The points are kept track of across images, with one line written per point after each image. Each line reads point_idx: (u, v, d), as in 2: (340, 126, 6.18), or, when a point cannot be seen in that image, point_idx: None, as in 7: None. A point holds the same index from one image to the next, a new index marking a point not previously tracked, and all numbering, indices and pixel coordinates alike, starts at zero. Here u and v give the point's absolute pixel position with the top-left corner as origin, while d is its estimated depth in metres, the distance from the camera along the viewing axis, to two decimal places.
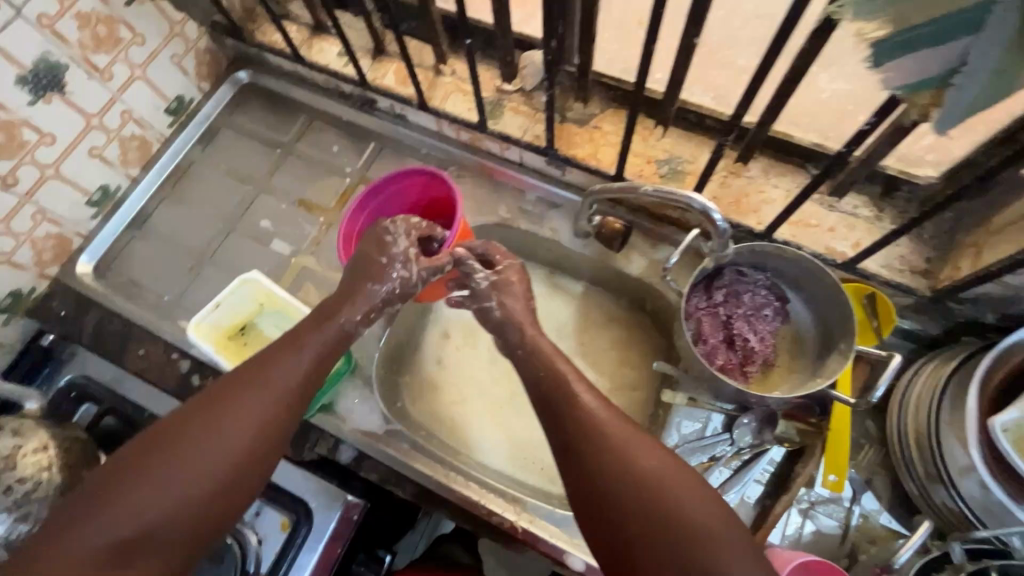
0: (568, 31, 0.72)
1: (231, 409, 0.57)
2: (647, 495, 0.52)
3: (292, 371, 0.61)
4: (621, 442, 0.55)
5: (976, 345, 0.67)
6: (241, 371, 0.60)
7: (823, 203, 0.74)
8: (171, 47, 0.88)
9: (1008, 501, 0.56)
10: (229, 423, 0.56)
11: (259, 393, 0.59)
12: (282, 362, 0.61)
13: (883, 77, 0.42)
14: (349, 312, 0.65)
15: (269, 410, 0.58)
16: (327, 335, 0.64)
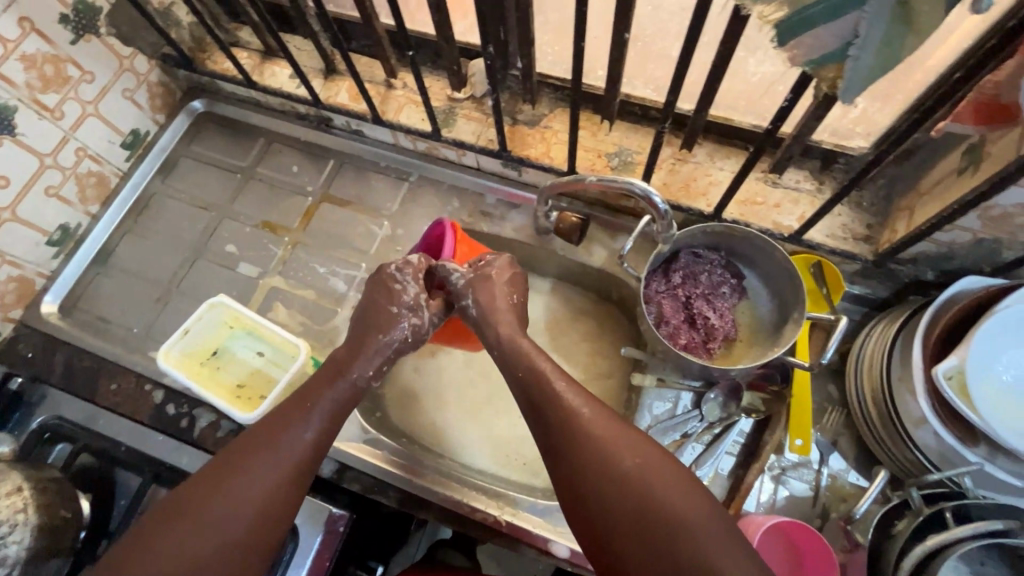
0: (508, 36, 0.75)
1: (242, 468, 0.57)
2: (644, 499, 0.52)
3: (301, 428, 0.61)
4: (618, 448, 0.55)
5: (921, 302, 0.70)
6: (254, 431, 0.61)
7: (767, 181, 0.77)
8: (122, 82, 0.89)
9: (958, 445, 0.59)
10: (238, 483, 0.56)
11: (270, 450, 0.59)
12: (292, 419, 0.61)
13: (790, 55, 0.45)
14: (363, 365, 0.67)
15: (280, 467, 0.58)
16: (336, 389, 0.65)
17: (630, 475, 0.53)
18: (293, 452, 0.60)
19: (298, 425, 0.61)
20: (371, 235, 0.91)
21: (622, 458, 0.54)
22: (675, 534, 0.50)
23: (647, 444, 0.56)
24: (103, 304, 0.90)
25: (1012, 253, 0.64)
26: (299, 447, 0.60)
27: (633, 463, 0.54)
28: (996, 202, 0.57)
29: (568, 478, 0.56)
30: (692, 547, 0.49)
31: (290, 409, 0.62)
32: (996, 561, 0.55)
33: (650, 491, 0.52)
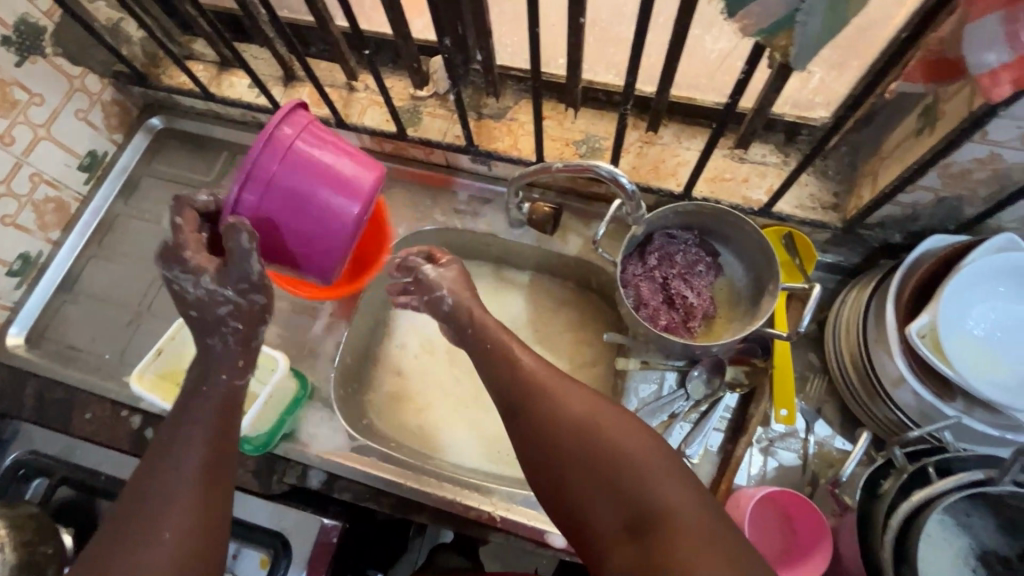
0: (466, 30, 0.74)
1: (155, 501, 0.50)
2: (605, 461, 0.53)
3: (200, 444, 0.53)
4: (573, 415, 0.56)
5: (890, 265, 0.71)
6: (149, 461, 0.53)
7: (734, 157, 0.78)
8: (74, 103, 0.86)
9: (936, 401, 0.61)
10: (159, 517, 0.50)
11: (173, 474, 0.51)
12: (189, 437, 0.53)
13: (743, 25, 0.45)
14: (230, 371, 0.57)
15: (191, 487, 0.51)
16: (211, 399, 0.56)
17: (586, 438, 0.54)
18: (199, 469, 0.52)
19: (194, 441, 0.53)
20: None
21: (577, 425, 0.55)
22: (637, 488, 0.51)
23: (600, 405, 0.56)
24: (72, 332, 0.87)
25: (974, 209, 0.65)
26: (203, 463, 0.53)
27: (590, 428, 0.54)
28: (955, 159, 0.58)
29: (531, 455, 0.57)
30: (654, 499, 0.50)
31: (179, 427, 0.54)
32: (980, 510, 0.56)
33: (609, 451, 0.53)
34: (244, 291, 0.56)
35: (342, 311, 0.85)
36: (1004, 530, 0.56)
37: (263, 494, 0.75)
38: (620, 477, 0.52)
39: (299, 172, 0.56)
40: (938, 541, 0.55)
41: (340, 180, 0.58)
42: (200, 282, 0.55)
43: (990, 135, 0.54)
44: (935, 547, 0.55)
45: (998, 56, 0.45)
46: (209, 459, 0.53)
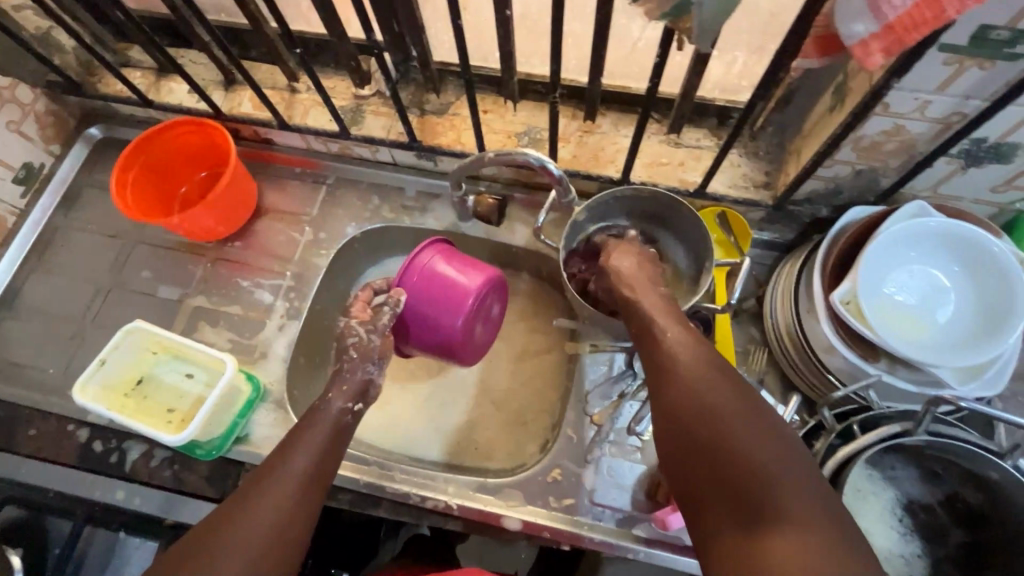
0: (400, 26, 0.75)
1: (263, 486, 0.54)
2: (719, 435, 0.49)
3: (312, 449, 0.59)
4: (701, 388, 0.53)
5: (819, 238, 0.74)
6: (269, 455, 0.58)
7: (669, 142, 0.80)
8: (5, 114, 0.84)
9: (862, 363, 0.64)
10: (258, 498, 0.53)
11: (284, 467, 0.56)
12: (305, 440, 0.59)
13: (646, 8, 0.47)
14: (338, 395, 0.63)
15: (297, 483, 0.56)
16: (323, 422, 0.61)
17: (706, 417, 0.51)
18: (308, 466, 0.57)
19: (309, 443, 0.59)
20: (293, 242, 0.89)
21: (704, 398, 0.52)
22: (747, 477, 0.46)
23: (730, 389, 0.52)
24: (13, 349, 0.85)
25: (889, 179, 0.68)
26: (312, 464, 0.58)
27: (714, 406, 0.51)
28: (864, 132, 0.61)
29: (661, 425, 0.54)
30: (766, 490, 0.45)
31: (301, 433, 0.60)
32: (905, 463, 0.58)
33: (725, 427, 0.50)
34: (371, 330, 0.66)
35: (293, 312, 0.85)
36: (928, 478, 0.58)
37: (219, 498, 0.75)
38: (733, 456, 0.48)
39: (435, 289, 0.69)
40: (868, 494, 0.59)
41: (460, 295, 0.69)
42: (348, 321, 0.66)
43: (891, 107, 0.57)
44: (865, 499, 0.58)
45: (866, 25, 0.41)
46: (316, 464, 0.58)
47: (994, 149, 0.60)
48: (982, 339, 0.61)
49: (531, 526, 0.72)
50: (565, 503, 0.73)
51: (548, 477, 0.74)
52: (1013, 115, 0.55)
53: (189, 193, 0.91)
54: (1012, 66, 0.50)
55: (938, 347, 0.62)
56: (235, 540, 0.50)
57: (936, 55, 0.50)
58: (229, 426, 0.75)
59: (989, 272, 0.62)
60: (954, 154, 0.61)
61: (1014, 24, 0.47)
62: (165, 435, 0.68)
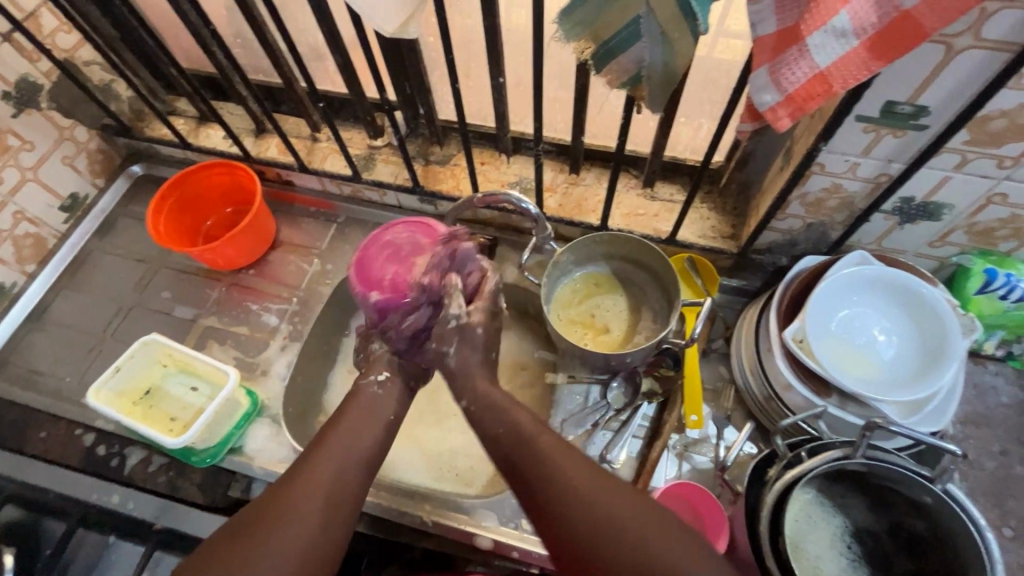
0: (412, 86, 0.87)
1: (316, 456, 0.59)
2: (585, 505, 0.52)
3: (341, 443, 0.61)
4: (583, 493, 0.53)
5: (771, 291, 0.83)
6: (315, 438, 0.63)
7: (645, 195, 0.89)
8: (62, 150, 0.95)
9: (812, 396, 0.69)
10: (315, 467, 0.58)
11: (337, 439, 0.61)
12: (332, 436, 0.62)
13: (608, 79, 0.56)
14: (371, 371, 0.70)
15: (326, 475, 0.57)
16: (361, 404, 0.67)
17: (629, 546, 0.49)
18: (356, 441, 0.62)
19: (352, 422, 0.64)
20: (301, 272, 0.97)
21: (604, 508, 0.51)
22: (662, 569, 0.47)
23: (624, 493, 0.52)
24: (36, 358, 0.92)
25: (837, 232, 0.76)
26: (359, 439, 0.62)
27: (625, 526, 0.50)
28: (807, 189, 0.69)
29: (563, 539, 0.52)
30: None
31: (341, 416, 0.65)
32: (852, 493, 0.63)
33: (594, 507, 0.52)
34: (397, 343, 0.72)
35: (295, 335, 0.92)
36: (874, 507, 0.62)
37: (210, 505, 0.79)
38: (650, 569, 0.47)
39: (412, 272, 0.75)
40: (819, 521, 0.62)
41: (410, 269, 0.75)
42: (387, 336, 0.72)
43: (825, 167, 0.66)
44: (814, 525, 0.62)
45: (773, 95, 0.47)
46: (345, 454, 0.60)
47: (922, 208, 0.68)
48: (923, 376, 0.66)
49: (502, 545, 0.75)
50: None
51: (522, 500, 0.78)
52: (931, 176, 0.63)
53: (213, 228, 1.01)
54: (920, 134, 0.59)
55: (884, 383, 0.67)
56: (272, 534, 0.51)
57: (854, 124, 0.59)
58: (224, 436, 0.80)
59: (926, 316, 0.68)
60: (888, 211, 0.70)
61: (913, 100, 0.56)
62: (166, 439, 0.73)
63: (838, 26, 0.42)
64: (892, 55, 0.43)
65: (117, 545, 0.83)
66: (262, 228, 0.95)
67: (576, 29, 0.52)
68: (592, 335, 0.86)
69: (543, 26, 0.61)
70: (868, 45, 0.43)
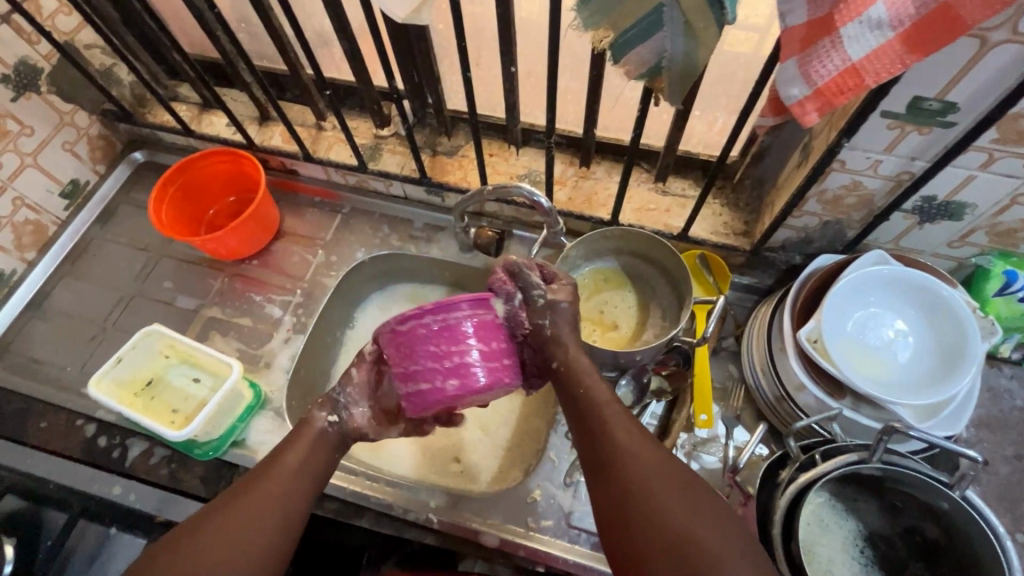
0: (420, 74, 0.85)
1: (249, 490, 0.57)
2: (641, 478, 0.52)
3: (294, 456, 0.61)
4: (641, 465, 0.53)
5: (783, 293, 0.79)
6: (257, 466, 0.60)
7: (657, 190, 0.87)
8: (62, 135, 0.94)
9: (827, 398, 0.68)
10: (243, 504, 0.55)
11: (274, 470, 0.59)
12: (288, 446, 0.61)
13: (626, 69, 0.54)
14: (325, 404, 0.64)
15: (278, 488, 0.57)
16: (306, 437, 0.62)
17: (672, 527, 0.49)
18: (295, 474, 0.59)
19: (292, 454, 0.61)
20: (305, 263, 0.96)
21: (642, 478, 0.52)
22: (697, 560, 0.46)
23: (675, 479, 0.52)
24: (36, 346, 0.91)
25: (854, 231, 0.74)
26: (299, 473, 0.60)
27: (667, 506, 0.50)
28: (826, 186, 0.68)
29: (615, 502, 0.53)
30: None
31: (283, 447, 0.62)
32: (866, 497, 0.62)
33: (647, 482, 0.52)
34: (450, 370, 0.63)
35: (299, 327, 0.90)
36: (887, 512, 0.61)
37: (211, 498, 0.78)
38: (685, 553, 0.47)
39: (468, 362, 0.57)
40: (831, 524, 0.61)
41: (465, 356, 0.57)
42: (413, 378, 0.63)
43: (846, 163, 0.64)
44: (826, 528, 0.61)
45: (802, 88, 0.46)
46: (299, 470, 0.60)
47: (944, 207, 0.66)
48: (940, 379, 0.65)
49: (508, 543, 0.74)
50: (542, 524, 0.75)
51: (527, 498, 0.77)
52: (955, 175, 0.62)
53: (215, 217, 0.99)
54: (948, 131, 0.57)
55: (900, 387, 0.66)
56: (217, 537, 0.53)
57: (879, 120, 0.58)
58: (227, 429, 0.79)
59: (945, 318, 0.67)
60: (909, 210, 0.68)
61: (943, 96, 0.54)
62: (169, 431, 0.72)
63: (874, 16, 0.40)
64: (928, 49, 0.41)
65: (117, 538, 0.82)
66: (264, 217, 0.93)
67: (595, 17, 0.50)
68: (601, 331, 0.85)
69: (560, 14, 0.59)
70: (903, 38, 0.41)
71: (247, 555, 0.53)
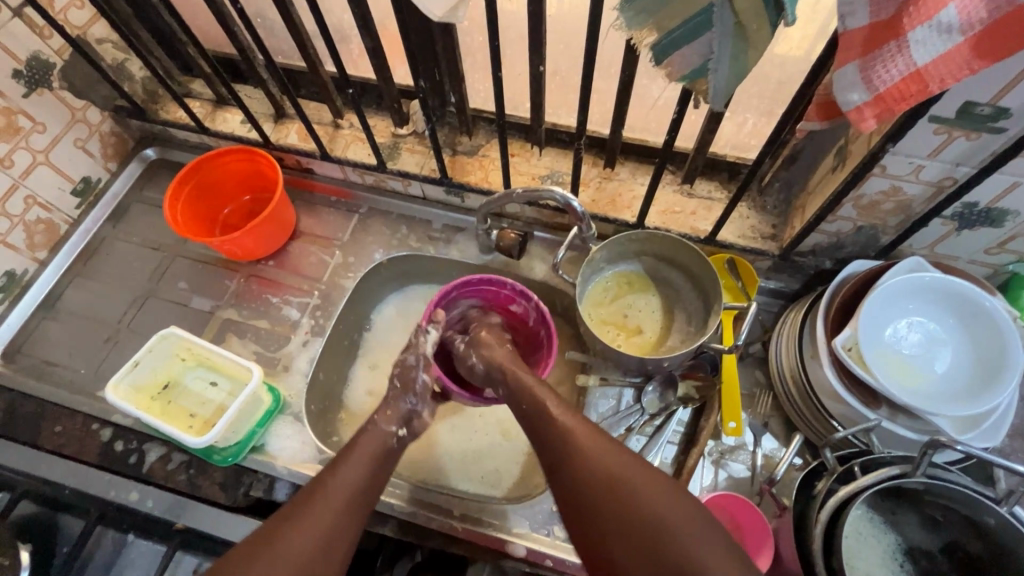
0: (442, 72, 0.83)
1: (314, 501, 0.59)
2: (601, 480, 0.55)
3: (358, 469, 0.63)
4: (604, 468, 0.55)
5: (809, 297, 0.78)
6: (316, 478, 0.62)
7: (682, 192, 0.86)
8: (74, 132, 0.91)
9: (862, 408, 0.66)
10: (312, 514, 0.58)
11: (337, 481, 0.61)
12: (351, 460, 0.64)
13: (668, 71, 0.52)
14: (384, 419, 0.69)
15: (343, 502, 0.60)
16: (371, 447, 0.66)
17: (640, 517, 0.52)
18: (357, 486, 0.62)
19: (354, 465, 0.64)
20: (322, 264, 0.94)
21: (607, 477, 0.55)
22: (674, 554, 0.49)
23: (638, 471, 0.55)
24: (50, 348, 0.89)
25: (889, 237, 0.73)
26: (360, 484, 0.62)
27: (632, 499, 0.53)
28: (864, 191, 0.66)
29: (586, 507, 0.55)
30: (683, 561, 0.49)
31: (345, 456, 0.65)
32: (905, 509, 0.61)
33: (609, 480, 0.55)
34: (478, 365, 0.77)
35: (318, 330, 0.89)
36: (928, 525, 0.60)
37: (230, 505, 0.77)
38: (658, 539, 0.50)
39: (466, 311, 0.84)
40: (869, 537, 0.61)
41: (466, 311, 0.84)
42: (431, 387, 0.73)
43: (887, 169, 0.62)
44: (865, 543, 0.60)
45: (861, 94, 0.44)
46: (363, 485, 0.62)
47: (985, 214, 0.65)
48: (980, 390, 0.64)
49: (536, 553, 0.73)
50: (569, 533, 0.74)
51: (553, 506, 0.76)
52: (1000, 182, 0.60)
53: (230, 216, 0.97)
54: (997, 138, 0.55)
55: (938, 396, 0.65)
56: (287, 543, 0.55)
57: (927, 125, 0.56)
58: (247, 434, 0.78)
59: (984, 326, 0.65)
60: (948, 216, 0.66)
61: (995, 101, 0.52)
62: (190, 438, 0.71)
63: (944, 20, 0.38)
64: (1000, 53, 0.40)
65: (134, 544, 0.79)
66: (281, 217, 0.91)
67: (640, 16, 0.48)
68: (625, 336, 0.83)
69: (598, 13, 0.57)
70: (972, 42, 0.40)
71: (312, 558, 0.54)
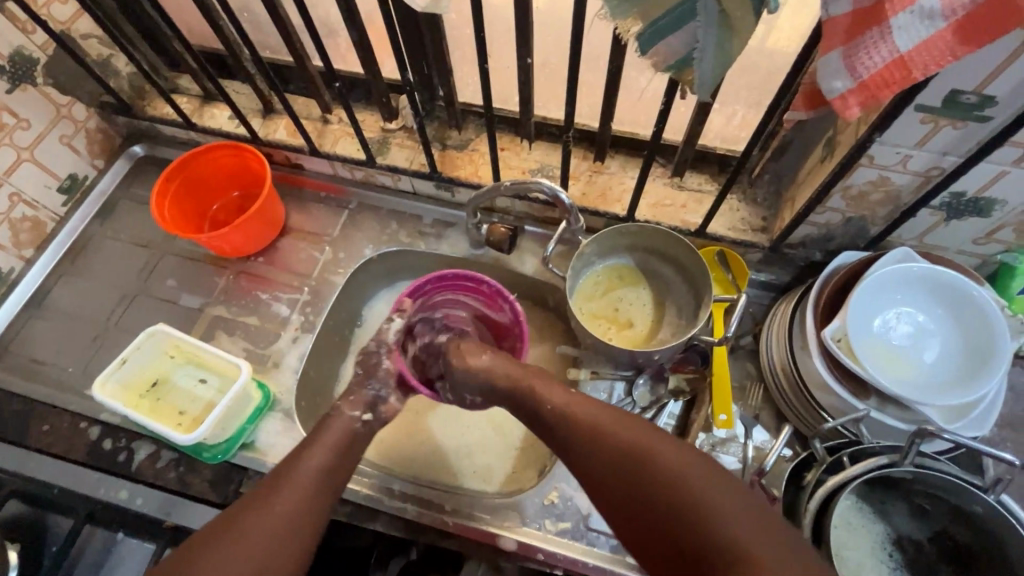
0: (430, 66, 0.82)
1: (276, 487, 0.58)
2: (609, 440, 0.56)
3: (323, 455, 0.62)
4: (609, 432, 0.57)
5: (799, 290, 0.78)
6: (281, 464, 0.62)
7: (673, 185, 0.86)
8: (60, 128, 0.91)
9: (851, 399, 0.66)
10: (274, 500, 0.57)
11: (301, 467, 0.61)
12: (318, 447, 0.63)
13: (654, 61, 0.52)
14: (350, 405, 0.68)
15: (308, 488, 0.59)
16: (336, 432, 0.65)
17: (646, 468, 0.53)
18: (320, 472, 0.61)
19: (318, 451, 0.63)
20: (312, 260, 0.93)
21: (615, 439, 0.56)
22: (676, 493, 0.50)
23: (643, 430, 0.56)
24: (38, 346, 0.89)
25: (878, 228, 0.73)
26: (324, 469, 0.61)
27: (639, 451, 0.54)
28: (852, 182, 0.66)
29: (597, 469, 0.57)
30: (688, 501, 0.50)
31: (312, 442, 0.64)
32: (894, 498, 0.61)
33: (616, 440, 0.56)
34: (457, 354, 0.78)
35: (308, 326, 0.88)
36: (916, 514, 0.61)
37: (220, 502, 0.77)
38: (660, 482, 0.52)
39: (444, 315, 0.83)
40: (858, 526, 0.61)
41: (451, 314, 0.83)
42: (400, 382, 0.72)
43: (875, 158, 0.62)
44: (855, 532, 0.60)
45: (844, 82, 0.44)
46: (329, 470, 0.62)
47: (973, 203, 0.65)
48: (967, 379, 0.64)
49: (527, 547, 0.73)
50: (560, 527, 0.74)
51: (544, 500, 0.75)
52: (986, 171, 0.60)
53: (218, 212, 0.97)
54: (983, 126, 0.55)
55: (926, 386, 0.65)
56: (247, 527, 0.55)
57: (913, 114, 0.56)
58: (236, 431, 0.77)
59: (971, 316, 0.66)
60: (936, 206, 0.66)
61: (981, 89, 0.52)
62: (178, 435, 0.70)
63: (926, 6, 0.38)
64: (981, 39, 0.40)
65: (123, 543, 0.79)
66: (270, 213, 0.90)
67: (625, 5, 0.48)
68: (616, 329, 0.83)
69: (584, 4, 0.57)
70: (954, 28, 0.40)
71: (272, 540, 0.54)
